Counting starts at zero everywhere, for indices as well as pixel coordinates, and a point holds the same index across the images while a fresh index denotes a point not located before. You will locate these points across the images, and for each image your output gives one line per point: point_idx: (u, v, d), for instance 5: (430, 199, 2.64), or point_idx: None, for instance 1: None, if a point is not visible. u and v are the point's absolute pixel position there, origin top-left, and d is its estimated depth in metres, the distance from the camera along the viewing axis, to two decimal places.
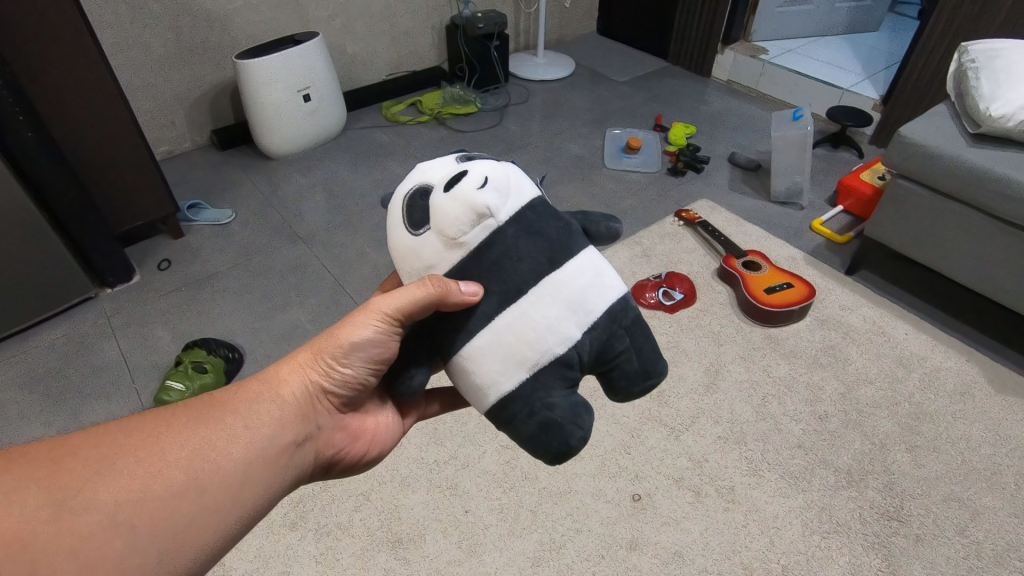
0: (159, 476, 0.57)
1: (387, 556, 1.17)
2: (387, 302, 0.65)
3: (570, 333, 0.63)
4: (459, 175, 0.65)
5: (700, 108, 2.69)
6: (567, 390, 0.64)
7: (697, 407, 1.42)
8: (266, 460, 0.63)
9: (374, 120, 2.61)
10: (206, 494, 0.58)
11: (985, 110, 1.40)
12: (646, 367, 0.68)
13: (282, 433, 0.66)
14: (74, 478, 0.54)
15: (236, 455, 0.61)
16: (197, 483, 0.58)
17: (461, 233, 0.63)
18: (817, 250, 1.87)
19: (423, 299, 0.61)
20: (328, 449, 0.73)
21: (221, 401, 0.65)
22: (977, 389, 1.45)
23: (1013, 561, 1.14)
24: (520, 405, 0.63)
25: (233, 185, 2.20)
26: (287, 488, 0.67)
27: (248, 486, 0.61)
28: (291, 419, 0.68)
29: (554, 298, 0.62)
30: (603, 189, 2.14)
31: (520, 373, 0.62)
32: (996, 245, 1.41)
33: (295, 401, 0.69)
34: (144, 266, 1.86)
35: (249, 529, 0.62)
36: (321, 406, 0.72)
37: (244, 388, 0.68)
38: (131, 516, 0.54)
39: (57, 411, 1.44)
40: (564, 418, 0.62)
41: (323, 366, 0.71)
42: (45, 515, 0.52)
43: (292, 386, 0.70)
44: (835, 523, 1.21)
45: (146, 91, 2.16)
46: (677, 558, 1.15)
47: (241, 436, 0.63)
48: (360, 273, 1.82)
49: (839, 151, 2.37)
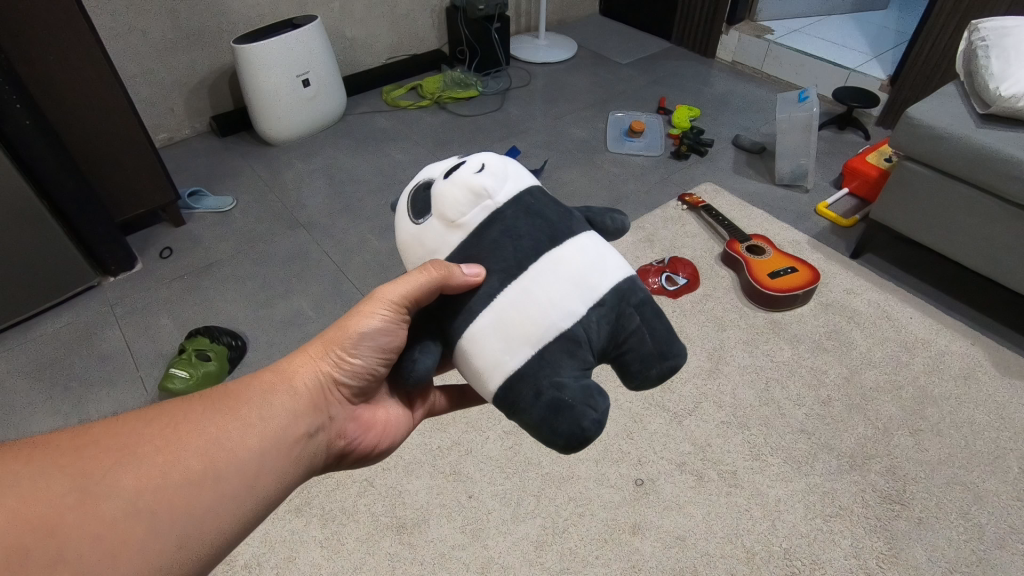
0: (178, 464, 0.56)
1: (392, 541, 1.18)
2: (393, 290, 0.65)
3: (575, 309, 0.61)
4: (458, 165, 0.68)
5: (704, 89, 2.66)
6: (578, 372, 0.61)
7: (700, 392, 1.42)
8: (281, 449, 0.63)
9: (375, 105, 2.59)
10: (224, 482, 0.57)
11: (995, 91, 1.37)
12: (660, 348, 0.65)
13: (297, 421, 0.66)
14: (95, 465, 0.53)
15: (253, 444, 0.61)
16: (215, 470, 0.57)
17: (460, 215, 0.65)
18: (821, 233, 1.85)
19: (426, 284, 0.62)
20: (340, 440, 0.73)
21: (236, 390, 0.64)
22: (981, 372, 1.44)
23: (1015, 544, 1.15)
24: (528, 385, 0.60)
25: (233, 172, 2.19)
26: (300, 478, 0.66)
27: (265, 475, 0.61)
28: (305, 409, 0.67)
29: (556, 276, 0.62)
30: (606, 173, 2.12)
31: (525, 350, 0.61)
32: (1004, 227, 1.40)
33: (308, 391, 0.69)
34: (146, 254, 1.86)
35: (264, 519, 0.61)
36: (332, 397, 0.72)
37: (257, 378, 0.67)
38: (153, 503, 0.53)
39: (63, 400, 1.44)
40: (575, 398, 0.59)
41: (334, 356, 0.71)
42: (70, 501, 0.50)
43: (305, 376, 0.69)
44: (837, 507, 1.21)
45: (144, 78, 2.14)
46: (679, 542, 1.16)
47: (257, 425, 0.62)
48: (362, 260, 1.82)
49: (845, 133, 2.34)
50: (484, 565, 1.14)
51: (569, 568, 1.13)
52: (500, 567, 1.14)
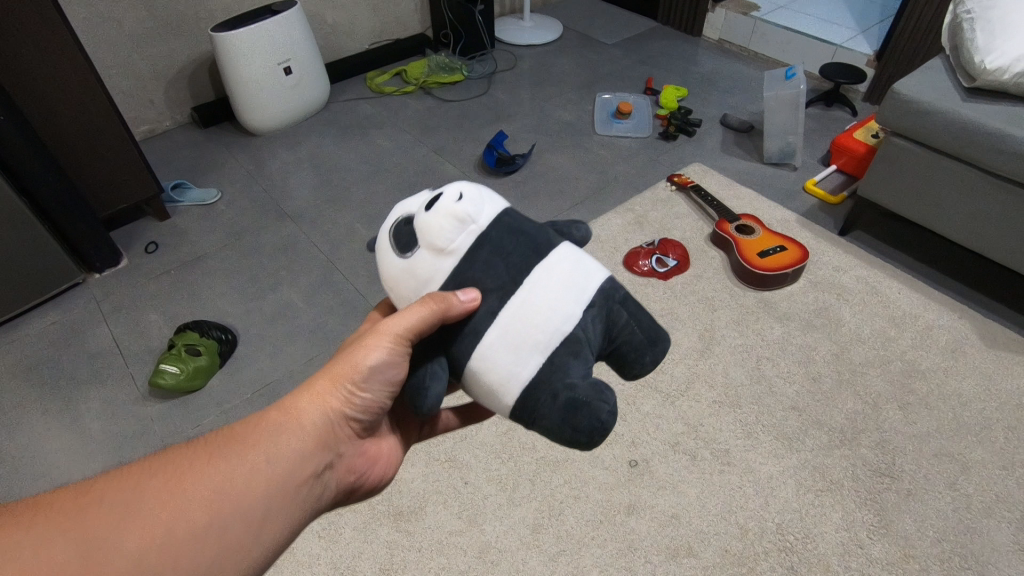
0: (181, 520, 0.55)
1: (389, 528, 1.18)
2: (397, 323, 0.62)
3: (573, 312, 0.62)
4: (436, 196, 0.66)
5: (691, 69, 2.64)
6: (585, 372, 0.62)
7: (692, 371, 1.43)
8: (287, 494, 0.62)
9: (360, 92, 2.55)
10: (228, 534, 0.57)
11: (980, 64, 1.37)
12: (652, 335, 0.66)
13: (304, 462, 0.64)
14: (97, 528, 0.52)
15: (257, 492, 0.60)
16: (219, 523, 0.57)
17: (449, 243, 0.63)
18: (809, 210, 1.86)
19: (427, 317, 0.60)
20: (350, 474, 0.73)
21: (241, 435, 0.63)
22: (968, 345, 1.46)
23: (1002, 512, 1.17)
24: (543, 391, 0.61)
25: (217, 164, 2.16)
26: (308, 518, 0.66)
27: (269, 524, 0.60)
28: (312, 450, 0.66)
29: (548, 284, 0.62)
30: (594, 156, 2.11)
31: (535, 357, 0.61)
32: (989, 200, 1.40)
33: (316, 429, 0.67)
34: (131, 249, 1.83)
35: (270, 565, 0.61)
36: (342, 432, 0.70)
37: (263, 419, 0.65)
38: (155, 563, 0.52)
39: (53, 398, 1.43)
40: (589, 396, 0.59)
41: (341, 391, 0.69)
42: (70, 569, 0.49)
43: (312, 414, 0.67)
44: (829, 481, 1.23)
45: (122, 69, 2.09)
46: (674, 520, 1.18)
47: (262, 471, 0.61)
48: (351, 250, 1.80)
49: (832, 110, 2.34)
50: (482, 550, 1.15)
51: (566, 550, 1.14)
52: (498, 552, 1.15)
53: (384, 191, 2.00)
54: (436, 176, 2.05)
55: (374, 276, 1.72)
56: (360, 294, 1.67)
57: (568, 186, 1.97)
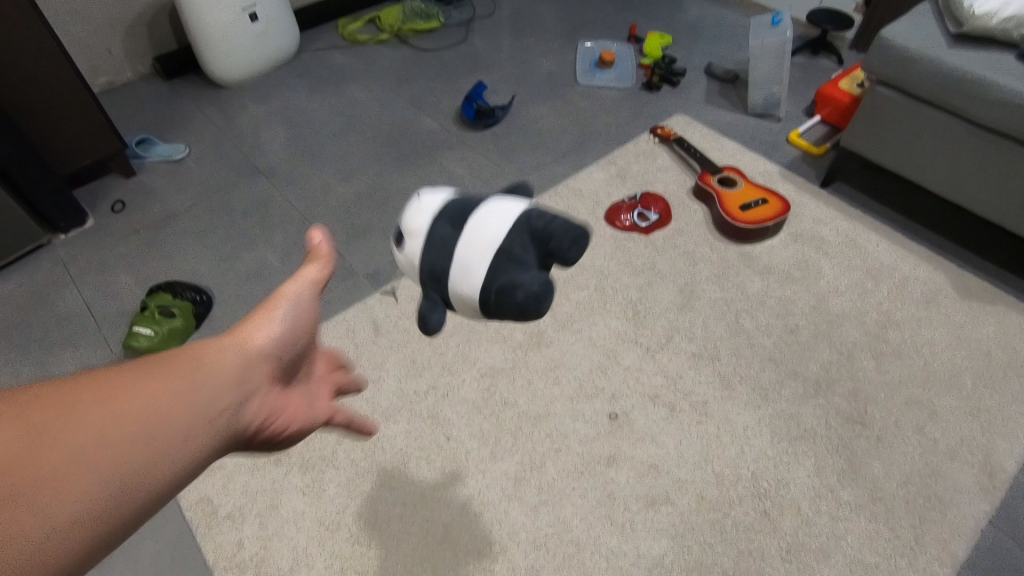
0: (47, 446, 0.46)
1: (373, 484, 1.20)
2: (241, 338, 0.62)
3: (497, 231, 0.67)
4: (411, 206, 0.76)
5: (676, 15, 2.55)
6: (532, 272, 0.67)
7: (672, 326, 1.43)
8: (173, 421, 0.52)
9: (331, 40, 2.43)
10: (98, 462, 0.47)
11: (968, 9, 1.34)
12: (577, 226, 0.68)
13: (197, 393, 0.55)
14: None
15: (144, 420, 0.50)
16: (90, 447, 0.47)
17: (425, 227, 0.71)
18: (792, 163, 1.84)
19: (251, 344, 0.62)
20: (253, 434, 0.61)
21: (133, 365, 0.54)
22: (943, 296, 1.48)
23: (966, 455, 1.21)
24: (492, 296, 0.66)
25: (184, 118, 2.06)
26: (206, 462, 0.55)
27: (152, 451, 0.50)
28: (210, 383, 0.56)
29: (478, 220, 0.68)
30: (576, 107, 2.05)
31: (480, 270, 0.67)
32: (970, 150, 1.40)
33: (216, 368, 0.57)
34: (97, 209, 1.77)
35: (149, 516, 0.50)
36: (245, 374, 0.60)
37: (159, 355, 0.56)
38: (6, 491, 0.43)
39: (25, 363, 1.41)
40: (535, 289, 0.65)
41: (238, 344, 0.61)
42: None
43: (209, 357, 0.58)
44: (803, 429, 1.26)
45: (74, 15, 1.96)
46: (652, 470, 1.20)
47: (155, 392, 0.52)
48: (327, 207, 1.75)
49: (818, 58, 2.29)
50: (465, 503, 1.17)
51: (547, 501, 1.17)
52: (481, 504, 1.17)
53: (360, 146, 1.94)
54: (413, 129, 1.98)
55: (352, 233, 1.68)
56: (337, 252, 1.63)
57: (550, 139, 1.93)
